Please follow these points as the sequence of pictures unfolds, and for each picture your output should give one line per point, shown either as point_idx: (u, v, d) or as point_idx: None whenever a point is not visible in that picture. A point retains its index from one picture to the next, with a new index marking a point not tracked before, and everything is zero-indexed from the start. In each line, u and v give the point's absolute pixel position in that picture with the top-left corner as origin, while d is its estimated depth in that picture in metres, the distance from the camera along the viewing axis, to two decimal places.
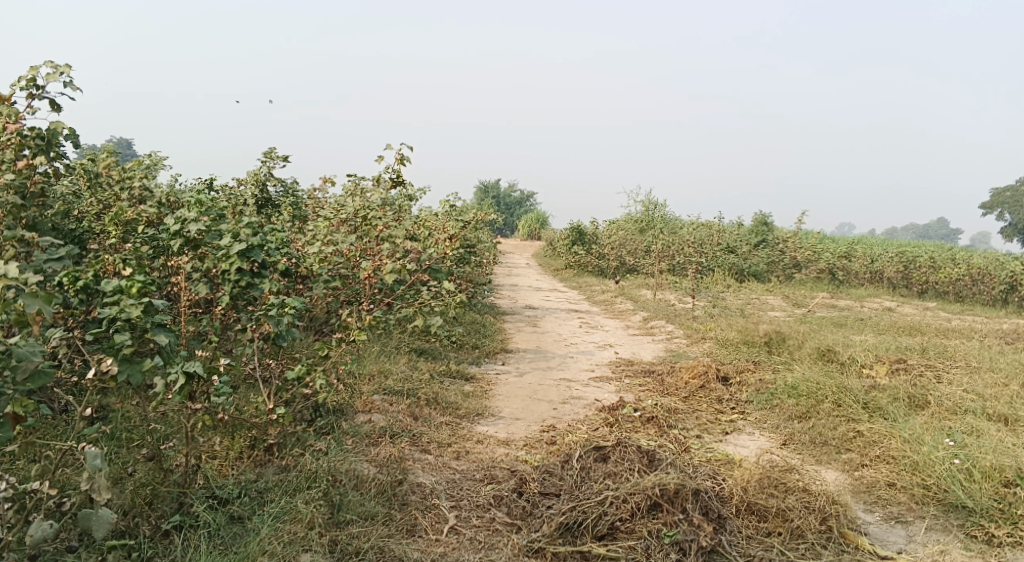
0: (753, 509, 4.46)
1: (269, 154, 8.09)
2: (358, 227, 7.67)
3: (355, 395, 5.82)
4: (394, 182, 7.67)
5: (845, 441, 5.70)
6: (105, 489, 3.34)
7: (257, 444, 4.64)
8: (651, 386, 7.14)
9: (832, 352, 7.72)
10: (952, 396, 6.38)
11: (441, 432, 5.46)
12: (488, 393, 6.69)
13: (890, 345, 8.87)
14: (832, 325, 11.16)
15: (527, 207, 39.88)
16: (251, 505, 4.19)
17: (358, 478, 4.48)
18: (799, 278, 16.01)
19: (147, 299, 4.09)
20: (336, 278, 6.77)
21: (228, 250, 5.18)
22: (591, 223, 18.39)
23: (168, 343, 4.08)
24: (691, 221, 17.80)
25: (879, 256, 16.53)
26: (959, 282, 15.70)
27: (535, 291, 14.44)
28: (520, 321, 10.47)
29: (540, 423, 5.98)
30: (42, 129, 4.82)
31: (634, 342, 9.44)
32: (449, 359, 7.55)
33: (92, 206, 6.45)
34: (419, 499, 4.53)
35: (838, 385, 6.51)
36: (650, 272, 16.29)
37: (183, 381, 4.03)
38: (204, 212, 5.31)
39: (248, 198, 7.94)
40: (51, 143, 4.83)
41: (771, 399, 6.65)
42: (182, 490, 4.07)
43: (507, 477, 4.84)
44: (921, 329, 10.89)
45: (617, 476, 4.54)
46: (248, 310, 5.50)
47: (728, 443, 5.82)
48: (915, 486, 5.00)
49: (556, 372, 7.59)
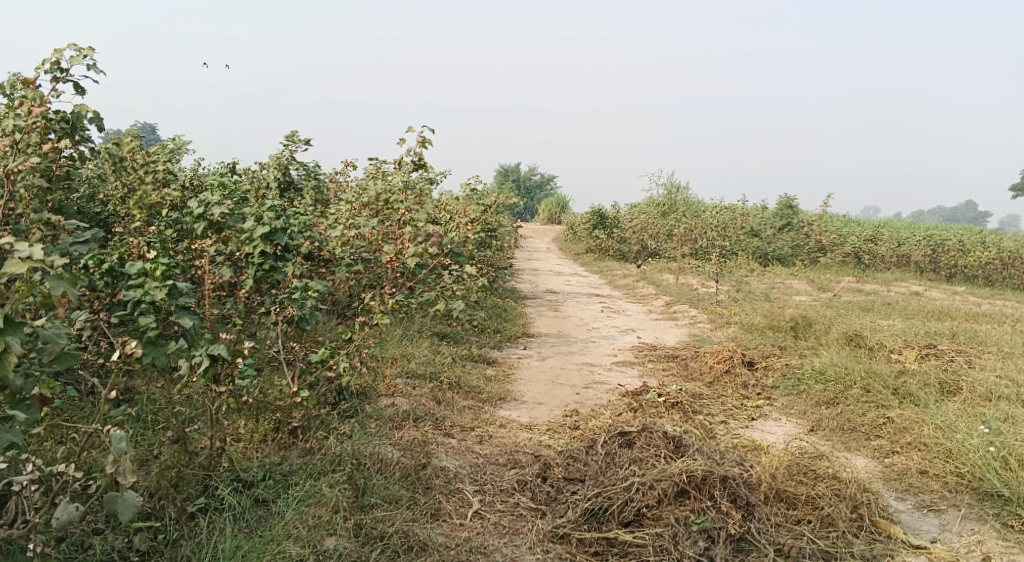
0: (782, 496, 4.38)
1: (290, 138, 8.06)
2: (380, 211, 7.64)
3: (378, 378, 5.79)
4: (416, 165, 7.64)
5: (875, 428, 5.63)
6: (131, 473, 3.35)
7: (281, 427, 4.64)
8: (675, 371, 7.07)
9: (860, 337, 7.61)
10: (985, 382, 6.26)
11: (465, 417, 5.43)
12: (511, 377, 6.65)
13: (918, 329, 8.74)
14: (858, 309, 11.02)
15: (548, 192, 39.75)
16: (276, 488, 4.18)
17: (383, 462, 4.46)
18: (824, 263, 15.84)
19: (170, 281, 4.07)
20: (358, 261, 6.74)
21: (251, 233, 5.17)
22: (613, 207, 18.26)
23: (192, 326, 4.06)
24: (714, 204, 17.65)
25: (906, 240, 16.32)
26: (988, 266, 15.46)
27: (556, 275, 14.37)
28: (541, 306, 10.42)
29: (563, 408, 5.94)
30: (66, 112, 4.85)
31: (657, 327, 9.36)
32: (471, 343, 7.52)
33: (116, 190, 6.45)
34: (443, 483, 4.50)
35: (867, 370, 6.42)
36: (673, 256, 16.18)
37: (207, 364, 4.01)
38: (228, 195, 5.31)
39: (270, 181, 7.94)
40: (75, 127, 4.86)
41: (798, 384, 6.57)
42: (206, 473, 4.06)
43: (531, 462, 4.80)
44: (950, 314, 10.74)
45: (643, 461, 4.50)
46: (271, 293, 5.50)
47: (754, 429, 5.75)
48: (949, 474, 4.92)
49: (578, 357, 7.54)
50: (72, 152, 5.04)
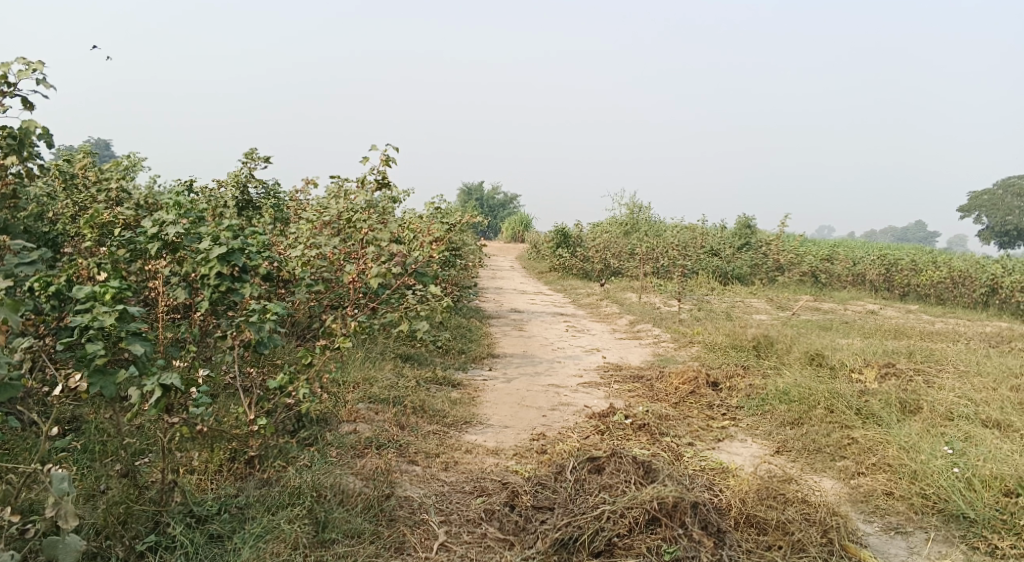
0: (752, 521, 4.35)
1: (250, 155, 7.91)
2: (342, 230, 7.50)
3: (339, 404, 5.64)
4: (379, 183, 7.52)
5: (840, 449, 5.60)
6: (72, 517, 3.19)
7: (238, 457, 4.50)
8: (640, 392, 7.01)
9: (821, 357, 7.63)
10: (945, 401, 6.28)
11: (429, 442, 5.31)
12: (476, 400, 6.54)
13: (877, 348, 8.79)
14: (817, 328, 11.09)
15: (510, 210, 39.78)
16: (232, 522, 4.02)
17: (344, 493, 4.33)
18: (782, 282, 15.99)
19: (121, 306, 3.91)
20: (319, 282, 6.60)
21: (207, 254, 5.01)
22: (575, 226, 18.26)
23: (143, 352, 3.90)
24: (675, 223, 17.74)
25: (861, 259, 16.53)
26: (939, 285, 15.66)
27: (520, 295, 14.29)
28: (505, 325, 10.32)
29: (530, 431, 5.84)
30: (14, 129, 4.64)
31: (621, 347, 9.30)
32: (435, 365, 7.39)
33: (67, 208, 6.24)
34: (408, 514, 4.37)
35: (830, 391, 6.41)
36: (635, 275, 16.20)
37: (159, 393, 3.85)
38: (183, 214, 5.16)
39: (229, 199, 7.77)
40: (23, 143, 4.67)
41: (763, 404, 6.53)
42: (157, 508, 3.90)
43: (498, 490, 4.69)
44: (906, 333, 10.85)
45: (613, 488, 4.42)
46: (228, 315, 5.34)
47: (721, 451, 5.70)
48: (914, 495, 4.89)
49: (544, 378, 7.45)
50: (20, 170, 4.85)
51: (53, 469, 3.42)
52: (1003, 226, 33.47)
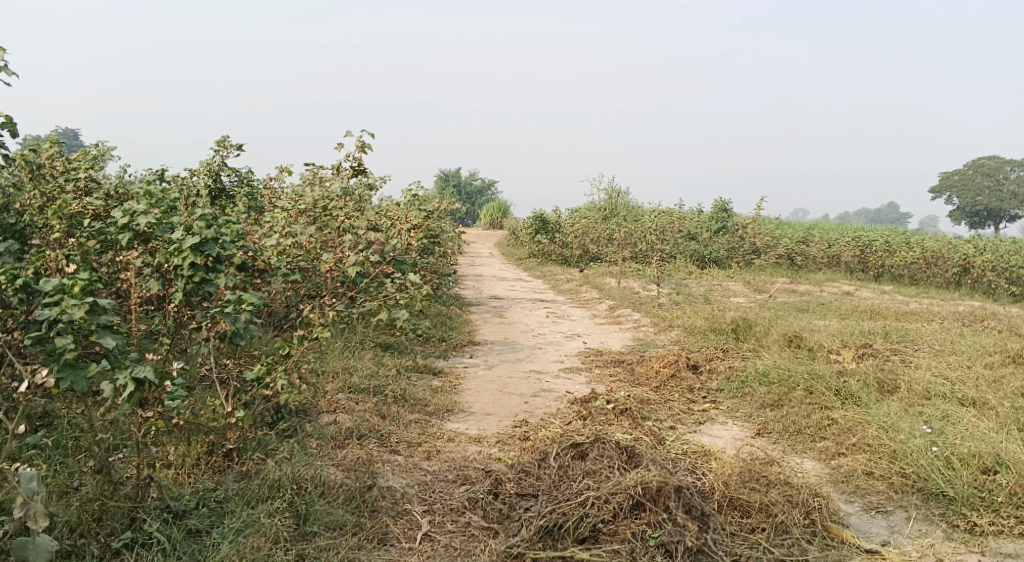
0: (736, 504, 4.36)
1: (222, 144, 7.81)
2: (318, 218, 7.44)
3: (319, 394, 5.59)
4: (355, 170, 7.45)
5: (821, 430, 5.63)
6: (42, 517, 3.15)
7: (216, 450, 4.47)
8: (621, 377, 7.01)
9: (799, 338, 7.66)
10: (922, 381, 6.33)
11: (411, 432, 5.28)
12: (458, 388, 6.52)
13: (854, 329, 8.84)
14: (794, 310, 11.14)
15: (488, 197, 39.71)
16: (211, 516, 3.97)
17: (325, 485, 4.29)
18: (758, 264, 16.09)
19: (90, 299, 3.84)
20: (295, 271, 6.54)
21: (180, 244, 4.94)
22: (553, 212, 18.24)
23: (115, 346, 3.84)
24: (653, 208, 17.76)
25: (836, 241, 16.63)
26: (913, 265, 15.76)
27: (500, 281, 14.26)
28: (486, 312, 10.29)
29: (512, 418, 5.82)
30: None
31: (602, 332, 9.30)
32: (416, 353, 7.35)
33: (35, 199, 6.14)
34: (390, 504, 4.34)
35: (809, 372, 6.43)
36: (613, 260, 16.22)
37: (131, 388, 3.79)
38: (154, 203, 5.10)
39: (201, 188, 7.68)
40: None
41: (743, 387, 6.56)
42: (133, 505, 3.85)
43: (481, 478, 4.67)
44: (882, 313, 10.92)
45: (597, 474, 4.41)
46: (203, 306, 5.27)
47: (703, 434, 5.71)
48: (894, 475, 4.92)
49: (525, 364, 7.43)
50: None
51: (18, 469, 3.40)
52: (974, 206, 33.82)
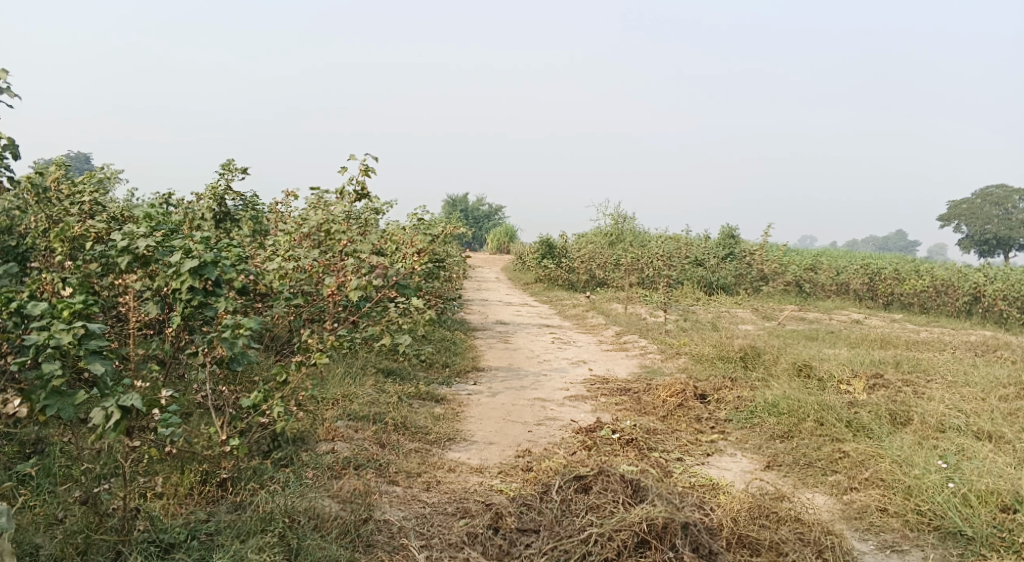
0: (745, 541, 4.20)
1: (227, 167, 7.75)
2: (322, 242, 7.34)
3: (317, 421, 5.45)
4: (359, 194, 7.37)
5: (832, 463, 5.47)
6: (8, 554, 3.08)
7: (209, 480, 4.36)
8: (627, 406, 6.86)
9: (809, 368, 7.50)
10: (936, 413, 6.16)
11: (410, 461, 5.14)
12: (460, 415, 6.38)
13: (864, 358, 8.68)
14: (803, 338, 10.98)
15: (494, 221, 39.66)
16: (199, 550, 3.83)
17: (319, 518, 4.16)
18: (766, 291, 15.95)
19: (81, 323, 3.74)
20: (298, 295, 6.42)
21: (179, 268, 4.83)
22: (560, 237, 18.11)
23: (104, 372, 3.73)
24: (660, 233, 17.64)
25: (845, 269, 16.48)
26: (923, 293, 15.60)
27: (505, 306, 14.13)
28: (491, 338, 10.15)
29: (515, 448, 5.68)
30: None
31: (608, 358, 9.16)
32: (418, 380, 7.22)
33: (39, 223, 6.07)
34: (386, 539, 4.20)
35: (820, 403, 6.27)
36: (620, 286, 16.09)
37: (118, 416, 3.67)
38: (155, 226, 5.01)
39: (206, 212, 7.61)
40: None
41: (752, 417, 6.40)
42: (118, 538, 3.72)
43: (481, 511, 4.52)
44: (892, 342, 10.76)
45: (601, 509, 4.29)
46: (202, 331, 5.17)
47: (711, 466, 5.55)
48: (909, 511, 4.76)
49: (530, 392, 7.28)
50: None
51: None
52: (984, 234, 33.61)
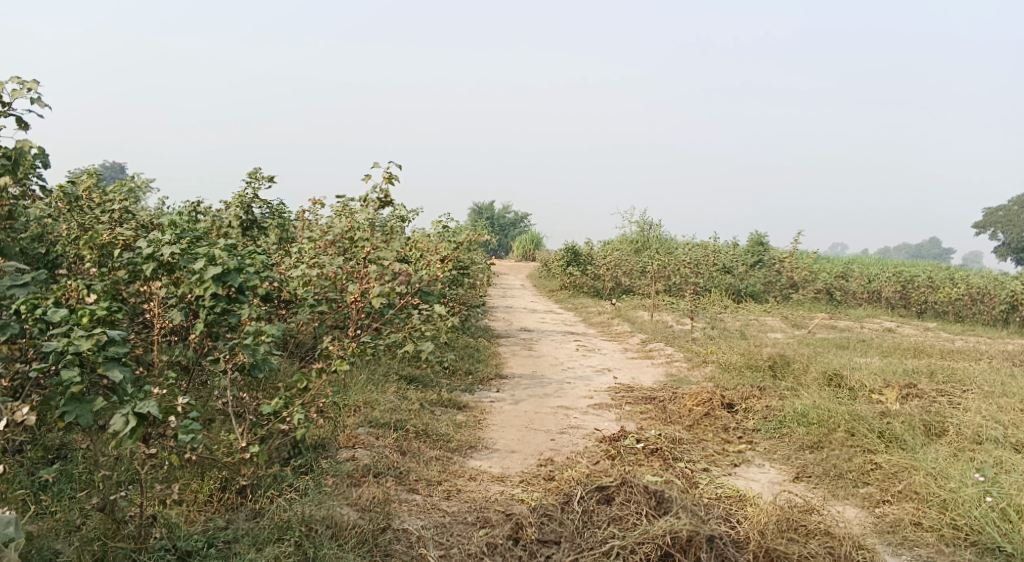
0: (772, 555, 4.06)
1: (254, 175, 7.74)
2: (347, 249, 7.30)
3: (338, 428, 5.40)
4: (383, 201, 7.33)
5: (863, 474, 5.33)
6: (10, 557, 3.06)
7: (229, 487, 4.31)
8: (652, 414, 6.75)
9: (839, 377, 7.34)
10: (972, 424, 5.98)
11: (431, 469, 5.07)
12: (482, 423, 6.30)
13: (896, 367, 8.49)
14: (834, 347, 10.79)
15: (521, 228, 39.62)
16: (216, 558, 3.78)
17: (337, 526, 4.10)
18: (796, 299, 15.73)
19: (99, 330, 3.71)
20: (322, 302, 6.38)
21: (202, 274, 4.80)
22: (586, 244, 18.01)
23: (122, 379, 3.70)
24: (687, 241, 17.47)
25: (877, 276, 16.21)
26: (958, 301, 15.30)
27: (530, 313, 14.04)
28: (515, 345, 10.07)
29: (537, 456, 5.59)
30: (8, 150, 4.85)
31: (633, 366, 9.04)
32: (441, 387, 7.16)
33: (69, 230, 6.10)
34: (405, 548, 4.14)
35: (851, 413, 6.12)
36: (646, 293, 15.94)
37: (134, 423, 3.63)
38: (180, 233, 5.00)
39: (232, 220, 7.61)
40: (18, 163, 4.87)
41: (780, 427, 6.26)
42: (135, 546, 3.68)
43: (502, 521, 4.43)
44: (926, 351, 10.54)
45: (623, 520, 4.22)
46: (225, 338, 5.14)
47: (738, 477, 5.43)
48: (944, 526, 4.61)
49: (553, 400, 7.19)
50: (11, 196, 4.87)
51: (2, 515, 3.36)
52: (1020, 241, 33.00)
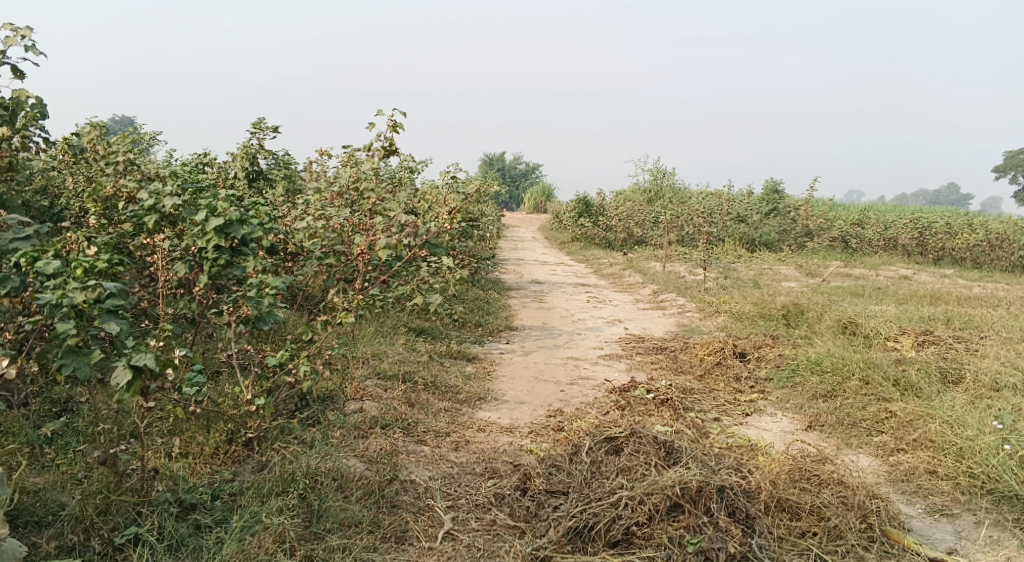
0: (784, 505, 4.01)
1: (258, 126, 7.62)
2: (354, 201, 7.18)
3: (346, 380, 5.35)
4: (389, 151, 7.19)
5: (877, 423, 5.25)
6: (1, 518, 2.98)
7: (235, 439, 4.26)
8: (664, 364, 6.68)
9: (854, 325, 7.22)
10: (989, 370, 5.87)
11: (439, 421, 5.02)
12: (492, 374, 6.25)
13: (912, 315, 8.36)
14: (848, 295, 10.66)
15: (533, 180, 39.37)
16: (221, 510, 3.76)
17: (342, 479, 4.07)
18: (811, 247, 15.53)
19: (95, 281, 3.64)
20: (329, 254, 6.26)
21: (204, 226, 4.70)
22: (598, 195, 17.83)
23: (119, 332, 3.64)
24: (700, 190, 17.26)
25: (893, 224, 15.97)
26: (976, 247, 15.08)
27: (542, 266, 13.94)
28: (526, 297, 9.99)
29: (547, 407, 5.53)
30: (5, 99, 4.75)
31: (645, 317, 8.96)
32: (450, 339, 7.10)
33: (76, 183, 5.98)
34: (412, 499, 4.11)
35: (866, 361, 6.01)
36: (658, 244, 15.79)
37: (128, 375, 3.56)
38: (183, 185, 4.90)
39: (238, 172, 7.50)
40: (15, 112, 4.77)
41: (793, 376, 6.18)
42: (138, 499, 3.63)
43: (510, 472, 4.40)
44: (943, 298, 10.39)
45: (632, 471, 4.15)
46: (230, 291, 5.06)
47: (750, 426, 5.37)
48: (960, 474, 4.54)
49: (563, 351, 7.13)
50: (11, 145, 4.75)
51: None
52: None
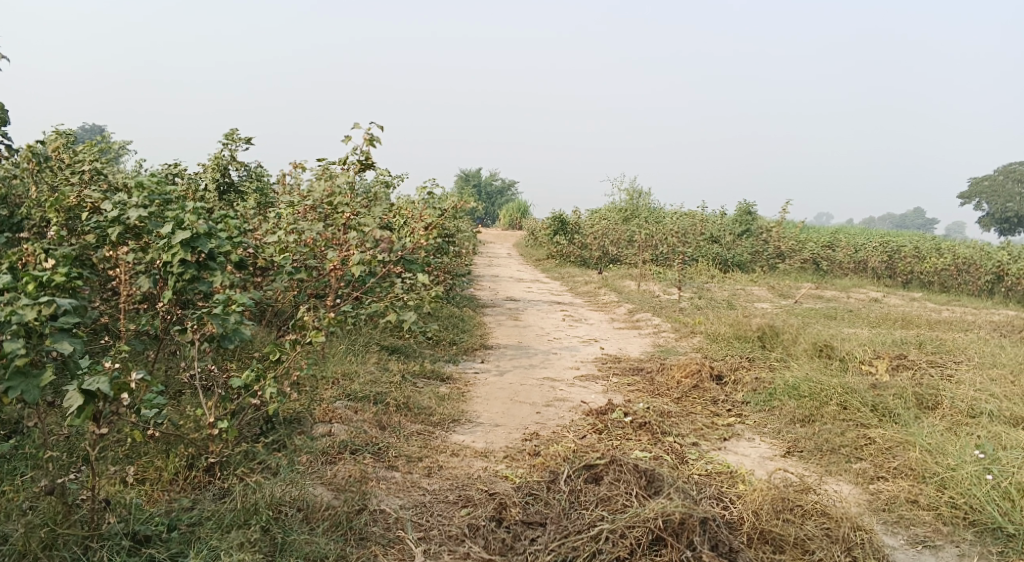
0: (767, 537, 3.90)
1: (230, 137, 7.43)
2: (327, 215, 7.00)
3: (315, 401, 5.17)
4: (363, 164, 7.03)
5: (857, 450, 5.16)
6: None
7: (196, 464, 4.08)
8: (641, 386, 6.56)
9: (829, 347, 7.15)
10: (966, 397, 5.81)
11: (412, 445, 4.86)
12: (466, 395, 6.09)
13: (885, 338, 8.33)
14: (821, 317, 10.63)
15: (508, 197, 39.32)
16: (178, 543, 3.57)
17: (309, 508, 3.90)
18: (783, 269, 15.55)
19: (47, 299, 3.45)
20: (300, 270, 6.07)
21: (170, 239, 4.51)
22: (574, 212, 17.75)
23: (72, 352, 3.47)
24: (675, 209, 17.23)
25: (863, 247, 16.05)
26: (944, 271, 15.16)
27: (517, 283, 13.80)
28: (500, 315, 9.84)
29: (522, 430, 5.39)
30: None
31: (621, 337, 8.84)
32: (424, 357, 6.94)
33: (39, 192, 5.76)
34: (382, 530, 3.94)
35: (843, 386, 5.93)
36: (633, 263, 15.70)
37: (79, 399, 3.37)
38: (149, 196, 4.72)
39: (208, 183, 7.30)
40: None
41: (770, 400, 6.08)
42: (86, 532, 3.45)
43: (485, 500, 4.24)
44: (913, 321, 10.39)
45: (611, 502, 4.02)
46: (196, 306, 4.86)
47: (729, 452, 5.26)
48: (943, 505, 4.46)
49: (538, 371, 6.98)
50: None
51: None
52: (1005, 214, 32.93)
